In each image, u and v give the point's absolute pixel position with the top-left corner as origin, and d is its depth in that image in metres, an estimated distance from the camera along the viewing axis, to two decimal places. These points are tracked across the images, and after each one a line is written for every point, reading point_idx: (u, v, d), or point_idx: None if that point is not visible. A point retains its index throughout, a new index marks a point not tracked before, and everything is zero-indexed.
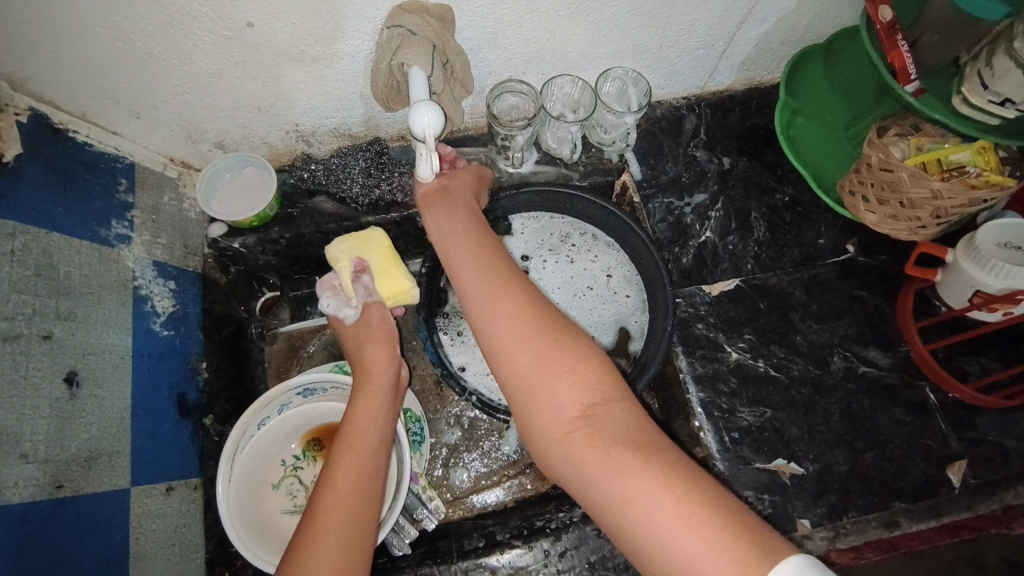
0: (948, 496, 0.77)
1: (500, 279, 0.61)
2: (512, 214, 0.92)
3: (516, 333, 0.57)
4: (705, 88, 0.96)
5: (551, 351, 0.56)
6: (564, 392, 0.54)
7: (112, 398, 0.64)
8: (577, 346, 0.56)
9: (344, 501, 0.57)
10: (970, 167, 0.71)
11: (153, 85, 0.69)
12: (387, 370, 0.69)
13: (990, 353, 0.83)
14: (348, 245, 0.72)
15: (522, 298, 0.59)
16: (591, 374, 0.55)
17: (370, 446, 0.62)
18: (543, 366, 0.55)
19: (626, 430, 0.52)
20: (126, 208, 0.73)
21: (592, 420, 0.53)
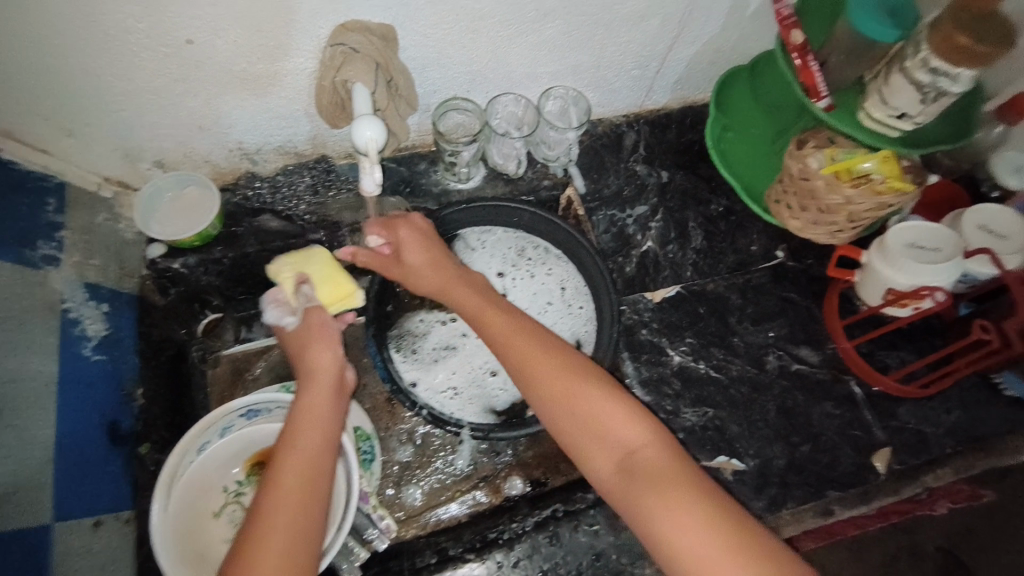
0: (875, 482, 0.82)
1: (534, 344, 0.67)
2: (468, 227, 0.93)
3: (554, 397, 0.64)
4: (642, 107, 1.01)
5: (586, 409, 0.62)
6: (610, 446, 0.61)
7: (35, 428, 0.61)
8: (608, 398, 0.63)
9: (290, 494, 0.58)
10: (875, 174, 0.78)
11: (86, 101, 0.68)
12: (332, 365, 0.69)
13: (907, 347, 0.90)
14: (289, 260, 0.74)
15: (554, 363, 0.65)
16: (626, 421, 0.61)
17: (317, 436, 0.63)
18: (585, 423, 0.62)
19: (660, 467, 0.59)
20: (55, 228, 0.70)
21: (631, 460, 0.60)
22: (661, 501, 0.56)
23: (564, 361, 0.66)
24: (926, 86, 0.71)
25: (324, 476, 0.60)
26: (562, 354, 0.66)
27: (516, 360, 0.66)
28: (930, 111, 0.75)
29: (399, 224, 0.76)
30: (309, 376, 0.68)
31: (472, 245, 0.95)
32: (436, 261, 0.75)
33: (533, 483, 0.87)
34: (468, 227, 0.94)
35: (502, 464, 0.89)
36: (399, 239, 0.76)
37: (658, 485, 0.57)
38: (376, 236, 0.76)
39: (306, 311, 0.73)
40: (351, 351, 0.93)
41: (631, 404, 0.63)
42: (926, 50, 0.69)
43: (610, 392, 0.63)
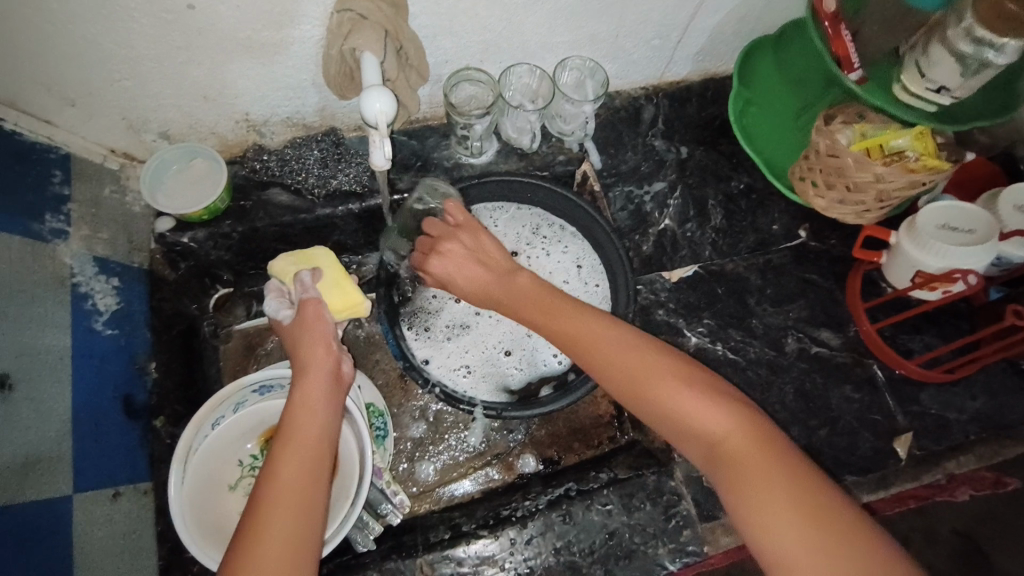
0: (894, 467, 0.80)
1: (592, 325, 0.65)
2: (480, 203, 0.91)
3: (618, 373, 0.62)
4: (662, 79, 0.97)
5: (650, 384, 0.60)
6: (681, 416, 0.59)
7: (51, 400, 0.61)
8: (671, 368, 0.61)
9: (287, 495, 0.56)
10: (909, 151, 0.75)
11: (89, 70, 0.66)
12: (325, 361, 0.67)
13: (932, 331, 0.87)
14: (297, 260, 0.77)
15: (612, 341, 0.64)
16: (694, 391, 0.59)
17: (310, 436, 0.60)
18: (649, 397, 0.60)
19: (736, 434, 0.57)
20: (62, 201, 0.69)
21: (704, 427, 0.58)
22: (740, 467, 0.55)
23: (619, 335, 0.64)
24: (968, 58, 0.67)
25: (324, 477, 0.59)
26: (617, 328, 0.65)
27: (577, 341, 0.65)
28: (971, 85, 0.71)
29: (436, 228, 0.77)
30: (301, 372, 0.66)
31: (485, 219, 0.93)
32: (483, 256, 0.74)
33: (546, 462, 0.88)
34: (481, 202, 0.91)
35: (514, 443, 0.89)
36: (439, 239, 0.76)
37: (735, 453, 0.56)
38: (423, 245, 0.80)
39: (303, 302, 0.72)
40: (362, 329, 0.92)
41: (697, 372, 0.61)
42: (971, 19, 0.65)
43: (674, 361, 0.61)
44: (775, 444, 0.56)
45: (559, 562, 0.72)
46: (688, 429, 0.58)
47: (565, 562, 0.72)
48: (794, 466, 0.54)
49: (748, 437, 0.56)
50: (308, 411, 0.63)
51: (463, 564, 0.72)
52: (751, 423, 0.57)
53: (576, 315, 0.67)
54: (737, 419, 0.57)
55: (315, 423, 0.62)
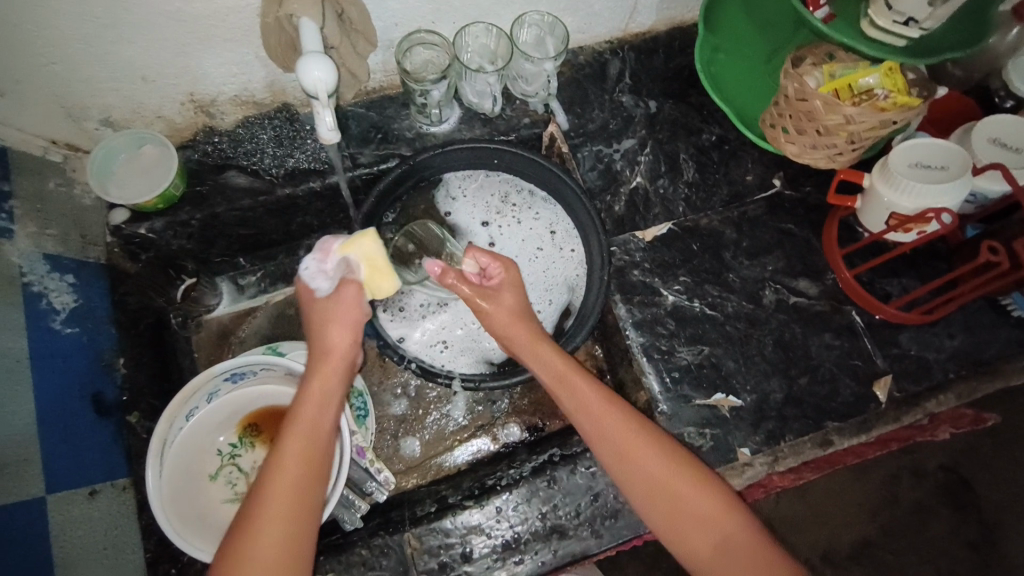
0: (875, 411, 0.81)
1: (606, 400, 0.67)
2: (447, 173, 0.89)
3: (626, 451, 0.64)
4: (627, 31, 0.93)
5: (651, 468, 0.64)
6: (675, 503, 0.62)
7: (11, 403, 0.59)
8: (668, 452, 0.65)
9: (278, 529, 0.55)
10: (878, 89, 0.73)
11: (13, 57, 0.62)
12: (338, 374, 0.65)
13: (910, 273, 0.86)
14: (368, 264, 0.63)
15: (623, 416, 0.66)
16: (691, 477, 0.64)
17: (306, 460, 0.59)
18: (650, 478, 0.63)
19: (723, 522, 0.61)
20: (3, 198, 0.66)
21: (694, 513, 0.62)
22: (721, 560, 0.60)
23: (627, 411, 0.66)
24: None
25: (314, 517, 0.58)
26: (627, 410, 0.67)
27: (591, 415, 0.67)
28: (941, 14, 0.68)
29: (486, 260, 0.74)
30: (318, 380, 0.64)
31: (454, 190, 0.92)
32: (524, 311, 0.74)
33: (531, 430, 0.88)
34: (448, 172, 0.89)
35: (499, 412, 0.89)
36: (503, 278, 0.74)
37: (718, 544, 0.61)
38: (474, 261, 0.74)
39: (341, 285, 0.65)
40: None
41: (689, 459, 0.65)
42: None
43: (671, 446, 0.65)
44: (753, 532, 0.61)
45: (545, 526, 0.73)
46: (678, 513, 0.62)
47: (551, 526, 0.73)
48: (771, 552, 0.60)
49: (732, 526, 0.61)
50: (315, 433, 0.61)
51: (450, 535, 0.72)
52: (735, 512, 0.62)
53: (591, 390, 0.68)
54: (724, 506, 0.62)
55: (316, 447, 0.60)
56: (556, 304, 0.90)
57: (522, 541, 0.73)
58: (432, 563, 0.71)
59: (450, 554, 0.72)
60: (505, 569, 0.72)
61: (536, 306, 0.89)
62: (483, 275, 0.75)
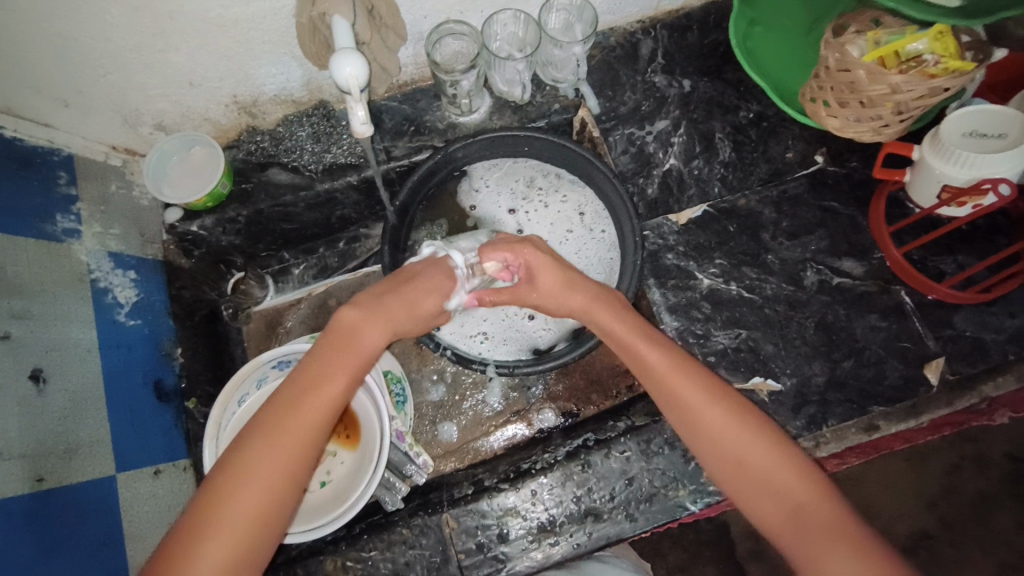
0: (926, 395, 0.77)
1: (680, 368, 0.61)
2: (474, 163, 0.89)
3: (697, 417, 0.59)
4: (659, 8, 0.91)
5: (725, 434, 0.58)
6: (748, 470, 0.57)
7: (83, 390, 0.65)
8: (743, 415, 0.59)
9: (261, 481, 0.51)
10: (928, 55, 0.70)
11: (75, 68, 0.67)
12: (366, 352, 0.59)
13: (966, 250, 0.81)
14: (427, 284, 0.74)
15: (692, 379, 0.61)
16: (770, 447, 0.57)
17: (309, 428, 0.54)
18: (721, 445, 0.58)
19: (793, 487, 0.55)
20: (70, 202, 0.71)
21: (763, 478, 0.56)
22: (796, 531, 0.53)
23: (702, 374, 0.61)
24: None
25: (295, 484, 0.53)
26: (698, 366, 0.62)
27: (661, 384, 0.61)
28: None
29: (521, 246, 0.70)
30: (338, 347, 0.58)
31: (481, 180, 0.92)
32: (571, 283, 0.69)
33: (567, 416, 0.89)
34: (474, 162, 0.90)
35: (534, 398, 0.90)
36: (527, 260, 0.70)
37: (796, 517, 0.54)
38: (495, 260, 0.72)
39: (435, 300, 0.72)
40: None
41: (775, 432, 0.59)
42: None
43: (743, 410, 0.60)
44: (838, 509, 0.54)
45: (580, 509, 0.74)
46: (750, 479, 0.57)
47: (585, 509, 0.74)
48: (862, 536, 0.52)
49: (802, 493, 0.55)
50: (329, 408, 0.55)
51: (488, 516, 0.74)
52: (816, 484, 0.55)
53: (663, 356, 0.62)
54: (806, 479, 0.56)
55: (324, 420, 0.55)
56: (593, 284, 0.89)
57: (557, 523, 0.74)
58: (470, 542, 0.74)
59: (487, 534, 0.74)
60: (541, 549, 0.73)
61: None
62: (510, 267, 0.73)
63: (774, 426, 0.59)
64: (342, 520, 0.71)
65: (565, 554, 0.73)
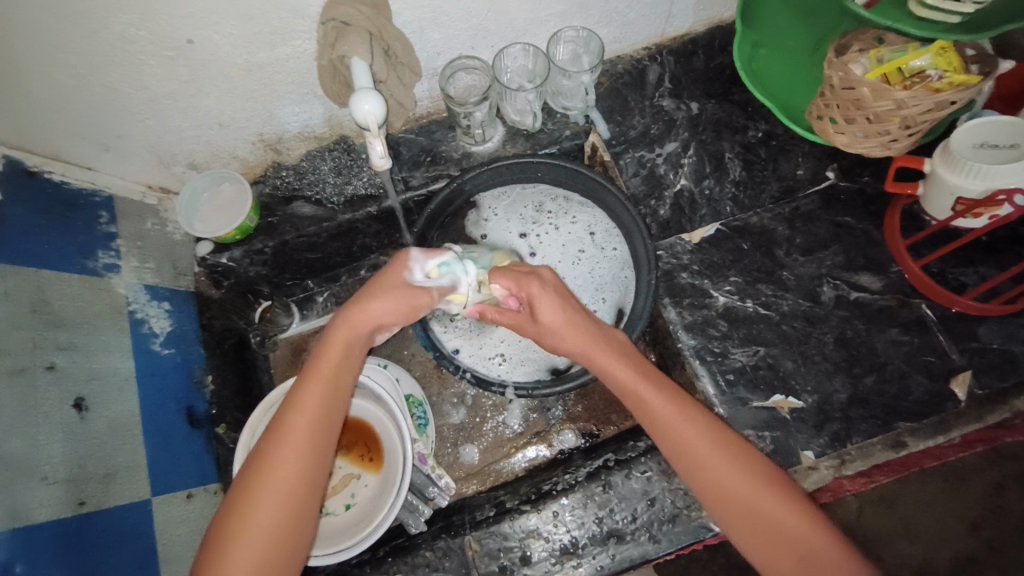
0: (954, 410, 0.75)
1: (681, 413, 0.62)
2: (481, 194, 0.92)
3: (701, 464, 0.60)
4: (664, 36, 0.94)
5: (731, 481, 0.59)
6: (755, 516, 0.58)
7: (122, 416, 0.68)
8: (750, 461, 0.61)
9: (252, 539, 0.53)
10: (931, 70, 0.71)
11: (118, 115, 0.72)
12: (335, 399, 0.59)
13: (987, 261, 0.80)
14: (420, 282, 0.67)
15: (698, 428, 0.61)
16: (775, 493, 0.58)
17: (286, 489, 0.55)
18: (727, 492, 0.59)
19: (802, 530, 0.56)
20: (110, 238, 0.76)
21: (772, 522, 0.57)
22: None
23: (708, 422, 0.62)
24: None
25: (291, 530, 0.55)
26: (702, 411, 0.63)
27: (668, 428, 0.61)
28: None
29: (530, 279, 0.67)
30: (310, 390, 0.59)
31: (490, 212, 0.95)
32: (571, 316, 0.66)
33: (587, 436, 0.89)
34: (482, 192, 0.92)
35: (554, 419, 0.90)
36: (531, 296, 0.66)
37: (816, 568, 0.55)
38: (500, 287, 0.69)
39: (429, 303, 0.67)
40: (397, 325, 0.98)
41: (779, 474, 0.61)
42: None
43: (749, 456, 0.61)
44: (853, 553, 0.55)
45: (603, 530, 0.73)
46: (760, 524, 0.58)
47: (608, 530, 0.73)
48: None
49: (812, 532, 0.56)
50: (307, 458, 0.56)
51: (510, 539, 0.74)
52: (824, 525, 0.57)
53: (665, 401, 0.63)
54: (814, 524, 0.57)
55: (302, 476, 0.56)
56: (609, 301, 0.91)
57: (580, 545, 0.73)
58: (493, 565, 0.73)
59: (510, 557, 0.74)
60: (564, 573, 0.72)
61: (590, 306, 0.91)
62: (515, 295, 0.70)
63: (775, 469, 0.61)
64: (365, 544, 0.71)
65: None
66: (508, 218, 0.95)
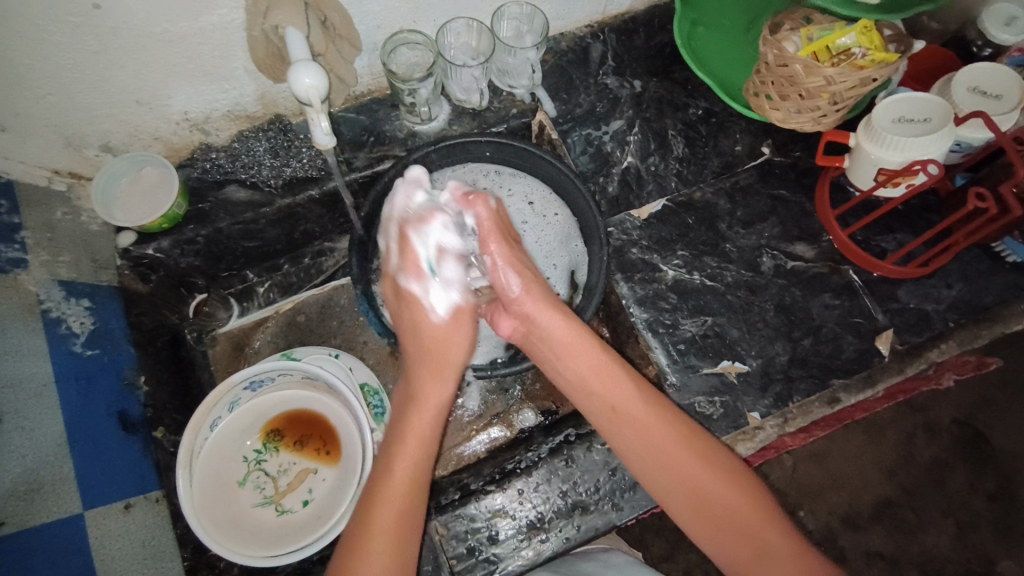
0: (880, 365, 0.82)
1: (653, 411, 0.64)
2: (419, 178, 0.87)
3: (660, 467, 0.62)
4: (606, 13, 0.95)
5: (702, 485, 0.61)
6: (712, 507, 0.61)
7: (42, 426, 0.61)
8: (691, 441, 0.63)
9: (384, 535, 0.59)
10: (856, 48, 0.75)
11: (11, 91, 0.64)
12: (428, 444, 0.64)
13: (904, 228, 0.88)
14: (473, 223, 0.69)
15: (646, 409, 0.64)
16: (737, 489, 0.61)
17: (404, 499, 0.61)
18: (668, 469, 0.62)
19: (728, 499, 0.61)
20: (14, 230, 0.68)
21: (708, 498, 0.61)
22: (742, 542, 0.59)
23: (651, 395, 0.65)
24: None
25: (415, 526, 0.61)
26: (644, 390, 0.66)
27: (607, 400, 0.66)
28: None
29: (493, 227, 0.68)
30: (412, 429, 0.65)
31: None
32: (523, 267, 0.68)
33: (546, 414, 0.89)
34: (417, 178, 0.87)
35: (512, 400, 0.91)
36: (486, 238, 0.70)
37: (758, 551, 0.59)
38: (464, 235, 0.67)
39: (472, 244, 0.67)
40: (345, 314, 0.95)
41: (714, 445, 0.64)
42: None
43: (692, 438, 0.64)
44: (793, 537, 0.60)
45: (567, 503, 0.74)
46: (695, 497, 0.61)
47: (572, 502, 0.74)
48: (786, 530, 0.60)
49: (735, 501, 0.60)
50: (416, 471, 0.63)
51: (476, 520, 0.74)
52: (754, 496, 0.61)
53: (636, 399, 0.65)
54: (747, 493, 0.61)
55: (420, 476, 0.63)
56: (560, 266, 0.90)
57: (546, 519, 0.74)
58: (460, 547, 0.73)
59: (477, 538, 0.74)
60: (531, 547, 0.73)
61: (543, 273, 0.89)
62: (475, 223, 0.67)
63: (733, 460, 0.63)
64: (315, 548, 0.71)
65: (556, 549, 0.74)
66: None
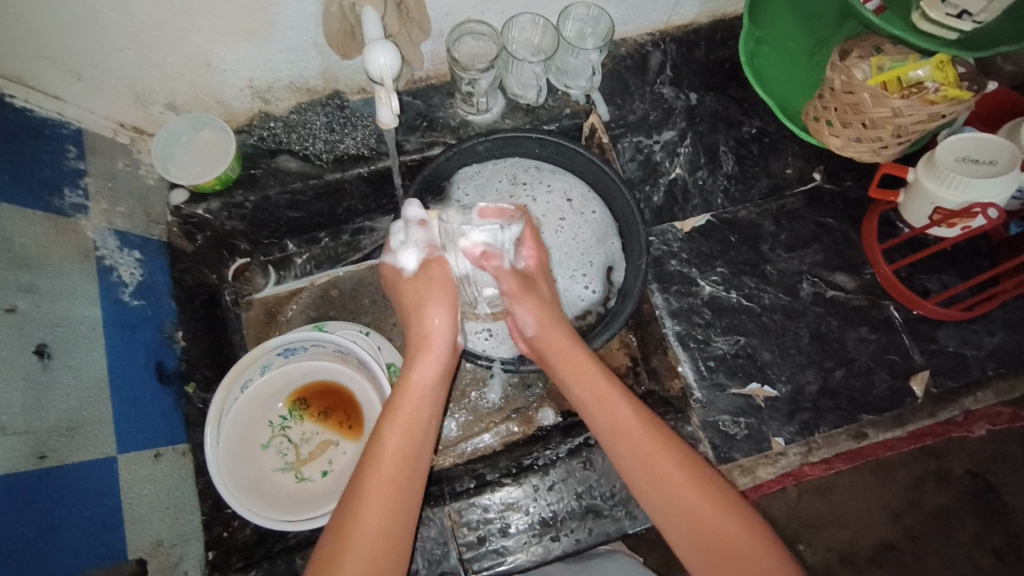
0: (911, 406, 0.81)
1: (659, 439, 0.63)
2: (462, 168, 0.89)
3: (664, 497, 0.61)
4: (669, 23, 0.95)
5: (707, 517, 0.60)
6: (712, 537, 0.59)
7: (87, 367, 0.63)
8: (697, 471, 0.63)
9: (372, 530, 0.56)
10: (929, 82, 0.73)
11: (92, 42, 0.66)
12: (423, 430, 0.62)
13: (950, 271, 0.86)
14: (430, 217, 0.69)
15: (652, 438, 0.64)
16: (742, 523, 0.60)
17: (389, 491, 0.58)
18: (670, 496, 0.61)
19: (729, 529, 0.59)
20: (79, 175, 0.71)
21: (715, 533, 0.59)
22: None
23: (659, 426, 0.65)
24: None
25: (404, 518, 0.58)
26: (654, 421, 0.66)
27: (612, 424, 0.65)
28: (996, 7, 0.68)
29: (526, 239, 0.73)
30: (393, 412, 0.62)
31: (466, 186, 0.90)
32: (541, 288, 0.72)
33: (565, 415, 0.89)
34: (461, 167, 0.89)
35: (533, 397, 0.91)
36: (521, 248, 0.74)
37: None
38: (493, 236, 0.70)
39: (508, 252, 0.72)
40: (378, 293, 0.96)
41: (716, 476, 0.63)
42: None
43: (697, 468, 0.63)
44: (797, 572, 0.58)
45: (581, 505, 0.74)
46: (700, 532, 0.59)
47: (586, 505, 0.74)
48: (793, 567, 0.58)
49: (738, 532, 0.59)
50: (399, 460, 0.59)
51: (489, 510, 0.75)
52: (755, 528, 0.60)
53: (633, 418, 0.65)
54: (750, 527, 0.60)
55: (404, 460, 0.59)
56: (597, 263, 0.90)
57: (558, 518, 0.74)
58: (471, 536, 0.74)
59: (488, 529, 0.74)
60: (542, 545, 0.73)
61: (578, 271, 0.90)
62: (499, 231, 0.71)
63: (733, 494, 0.62)
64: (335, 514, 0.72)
65: (565, 550, 0.73)
66: (480, 193, 0.90)
